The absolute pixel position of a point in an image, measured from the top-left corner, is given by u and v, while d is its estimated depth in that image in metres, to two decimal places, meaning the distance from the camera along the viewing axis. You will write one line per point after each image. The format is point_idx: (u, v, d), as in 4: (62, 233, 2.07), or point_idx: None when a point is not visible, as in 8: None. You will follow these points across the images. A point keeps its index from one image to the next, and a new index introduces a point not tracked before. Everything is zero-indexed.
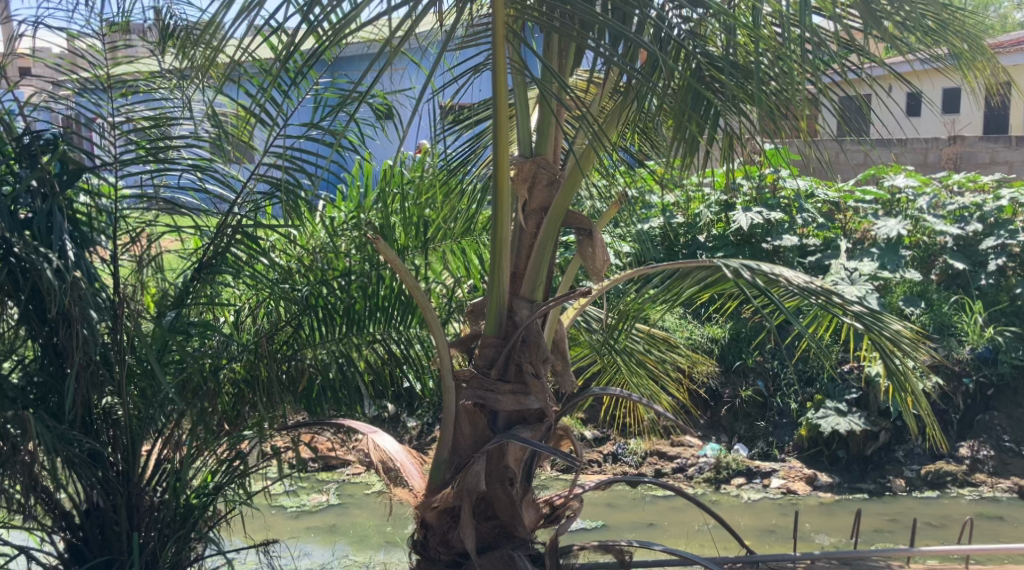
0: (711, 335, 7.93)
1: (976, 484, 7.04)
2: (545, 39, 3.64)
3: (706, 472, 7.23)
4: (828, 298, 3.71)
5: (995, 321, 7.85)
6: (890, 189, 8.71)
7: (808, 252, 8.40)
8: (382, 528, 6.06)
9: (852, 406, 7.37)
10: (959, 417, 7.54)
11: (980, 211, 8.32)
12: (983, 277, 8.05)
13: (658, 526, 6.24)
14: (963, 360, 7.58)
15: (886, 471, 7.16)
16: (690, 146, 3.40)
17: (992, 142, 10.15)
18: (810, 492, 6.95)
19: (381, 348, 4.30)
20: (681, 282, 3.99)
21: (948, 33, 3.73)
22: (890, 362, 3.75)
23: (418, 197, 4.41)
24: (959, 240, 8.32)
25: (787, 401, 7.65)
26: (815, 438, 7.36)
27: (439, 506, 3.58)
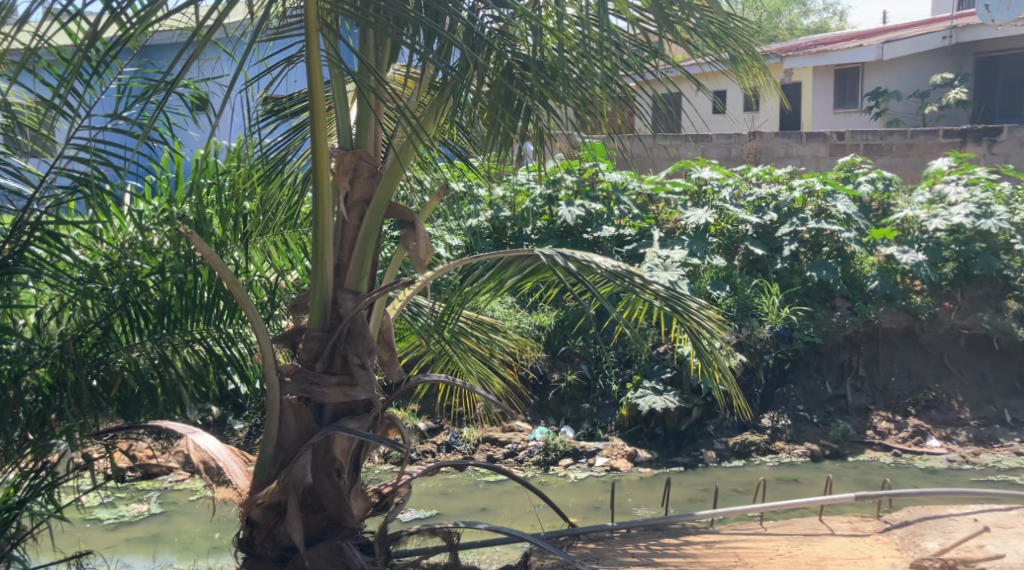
0: (538, 323, 8.28)
1: (775, 451, 7.65)
2: (360, 32, 3.49)
3: (535, 455, 7.45)
4: (633, 282, 3.92)
5: (789, 301, 8.57)
6: (697, 181, 9.25)
7: (625, 242, 8.80)
8: (209, 534, 5.82)
9: (668, 384, 7.83)
10: (761, 391, 8.14)
11: (775, 202, 9.00)
12: (779, 261, 8.78)
13: (490, 511, 6.35)
14: (763, 339, 8.19)
15: (699, 445, 7.65)
16: (504, 141, 3.30)
17: (786, 138, 11.10)
18: (631, 468, 7.31)
19: (201, 348, 4.10)
20: (504, 273, 4.12)
21: (730, 41, 3.91)
22: (700, 343, 4.04)
23: (235, 189, 4.20)
24: (759, 228, 9.00)
25: (608, 383, 8.02)
26: (635, 417, 7.76)
27: (264, 502, 3.49)
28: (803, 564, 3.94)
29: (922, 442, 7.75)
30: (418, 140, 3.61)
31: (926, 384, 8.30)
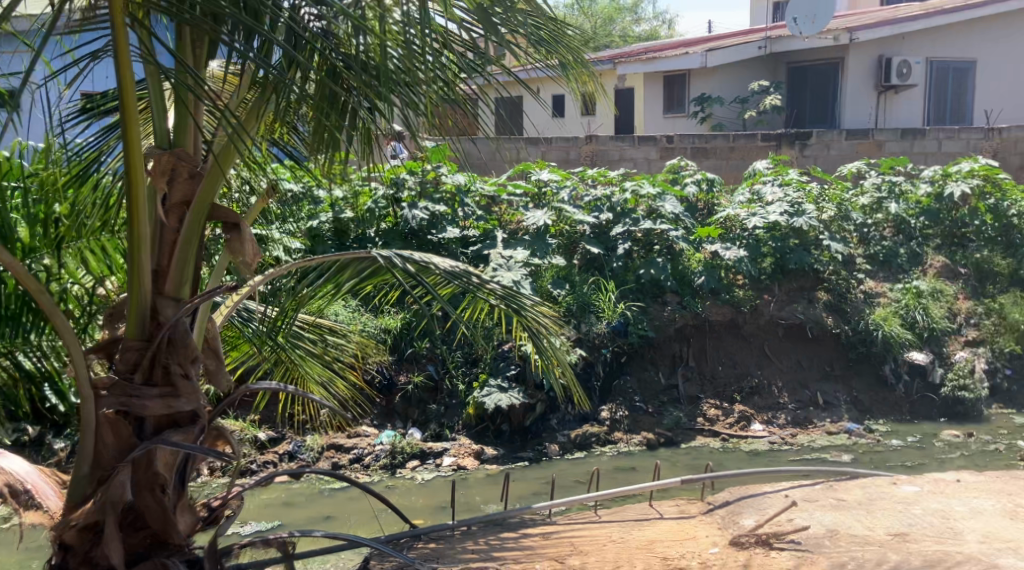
0: (384, 326, 8.25)
1: (614, 441, 7.94)
2: (174, 28, 3.36)
3: (382, 458, 7.40)
4: (471, 282, 3.99)
5: (625, 297, 8.91)
6: (537, 183, 9.47)
7: (469, 243, 8.89)
8: (29, 563, 5.46)
9: (513, 381, 7.95)
10: (600, 384, 8.39)
11: (609, 202, 9.34)
12: (614, 259, 9.10)
13: (335, 518, 6.28)
14: (601, 334, 8.47)
15: (542, 439, 7.84)
16: (331, 143, 3.29)
17: (620, 141, 11.48)
18: (478, 466, 7.40)
19: (9, 364, 3.83)
20: (339, 275, 4.08)
21: (558, 48, 4.01)
22: (541, 342, 4.13)
23: (43, 192, 3.97)
24: (595, 228, 9.32)
25: (455, 383, 8.08)
26: (481, 416, 7.85)
27: (79, 524, 3.35)
28: (634, 547, 4.12)
29: (746, 427, 8.27)
30: (240, 140, 3.54)
31: (749, 371, 8.80)
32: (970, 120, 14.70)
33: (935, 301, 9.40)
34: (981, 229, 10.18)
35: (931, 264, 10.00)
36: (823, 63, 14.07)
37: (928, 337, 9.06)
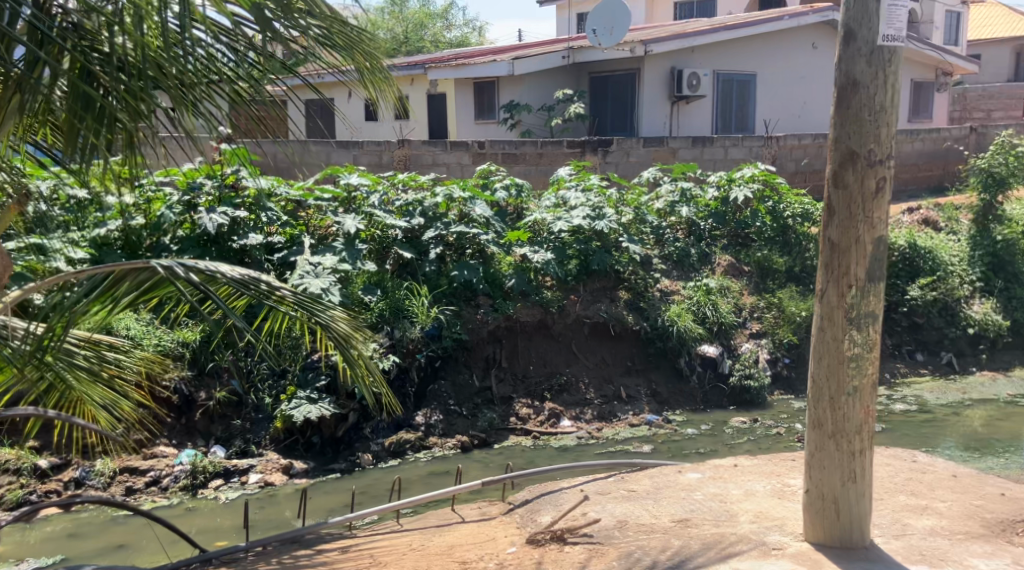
0: (181, 340, 7.87)
1: (429, 446, 7.94)
2: None
3: (182, 479, 7.02)
4: (262, 289, 3.93)
5: (438, 301, 8.91)
6: (346, 187, 9.17)
7: (274, 249, 8.64)
8: None
9: (323, 392, 7.79)
10: (414, 390, 8.34)
11: (421, 206, 9.24)
12: (426, 264, 9.07)
13: (129, 547, 5.93)
14: (415, 339, 8.43)
15: (355, 449, 7.72)
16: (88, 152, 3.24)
17: (432, 147, 11.55)
18: (287, 481, 7.19)
19: None
20: (115, 287, 3.82)
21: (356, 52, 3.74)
22: (346, 351, 4.14)
23: None
24: (407, 232, 9.21)
25: (260, 397, 7.82)
26: (290, 429, 7.63)
27: None
28: (433, 554, 4.15)
29: (556, 424, 8.50)
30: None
31: (557, 369, 9.04)
32: (752, 128, 15.83)
33: (723, 296, 10.07)
34: (762, 229, 10.97)
35: (718, 263, 10.68)
36: (621, 73, 14.73)
37: (717, 331, 9.68)
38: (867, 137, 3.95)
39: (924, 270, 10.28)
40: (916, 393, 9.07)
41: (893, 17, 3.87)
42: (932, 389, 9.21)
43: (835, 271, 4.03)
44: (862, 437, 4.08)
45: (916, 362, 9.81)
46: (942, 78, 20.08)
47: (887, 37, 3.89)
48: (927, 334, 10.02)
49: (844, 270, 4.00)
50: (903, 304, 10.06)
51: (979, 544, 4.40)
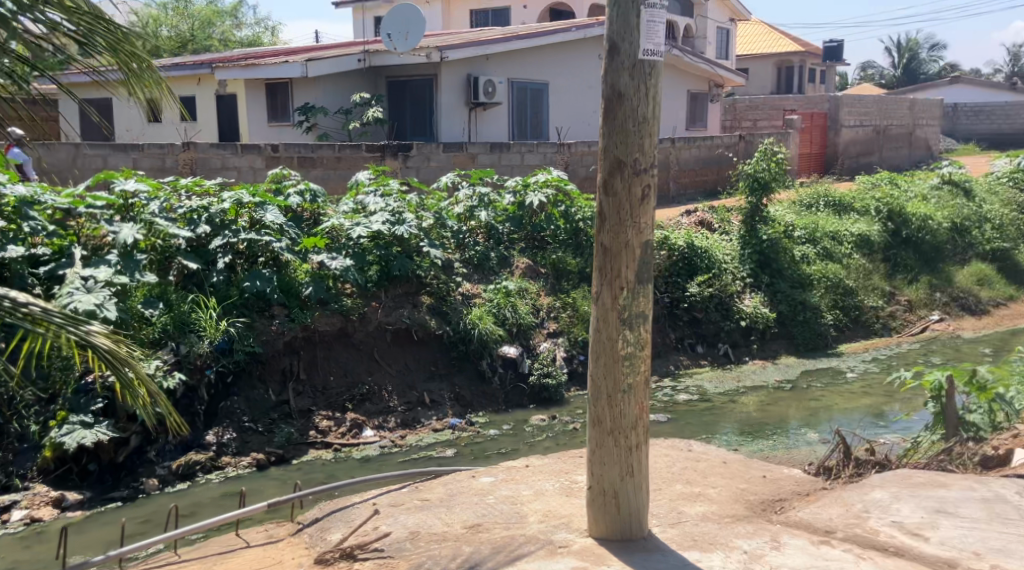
0: None
1: (222, 466, 7.58)
2: None
3: None
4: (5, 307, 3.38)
5: (229, 313, 8.50)
6: (121, 194, 8.51)
7: (40, 262, 7.95)
8: None
9: (99, 415, 7.18)
10: (205, 408, 7.94)
11: (207, 213, 8.79)
12: (215, 274, 8.63)
13: None
14: (204, 354, 8.02)
15: (139, 475, 7.25)
16: None
17: (221, 150, 11.27)
18: (57, 515, 6.66)
19: None
20: None
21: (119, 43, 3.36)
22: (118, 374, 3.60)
23: None
24: (191, 241, 8.75)
25: (25, 424, 7.14)
26: (61, 458, 7.04)
27: None
28: None
29: (358, 434, 8.36)
30: None
31: (360, 379, 8.88)
32: (546, 135, 16.32)
33: (521, 298, 10.27)
34: (556, 233, 11.27)
35: (517, 266, 10.85)
36: (419, 78, 14.74)
37: (516, 332, 9.88)
38: (632, 147, 4.15)
39: (701, 268, 10.98)
40: (697, 383, 9.68)
41: (651, 33, 4.09)
42: (711, 378, 9.88)
43: (608, 274, 4.21)
44: (638, 432, 4.29)
45: (697, 354, 10.45)
46: (715, 90, 21.82)
47: (647, 51, 4.10)
48: (705, 328, 10.69)
49: (616, 273, 4.19)
50: (684, 301, 10.69)
51: (744, 525, 4.76)
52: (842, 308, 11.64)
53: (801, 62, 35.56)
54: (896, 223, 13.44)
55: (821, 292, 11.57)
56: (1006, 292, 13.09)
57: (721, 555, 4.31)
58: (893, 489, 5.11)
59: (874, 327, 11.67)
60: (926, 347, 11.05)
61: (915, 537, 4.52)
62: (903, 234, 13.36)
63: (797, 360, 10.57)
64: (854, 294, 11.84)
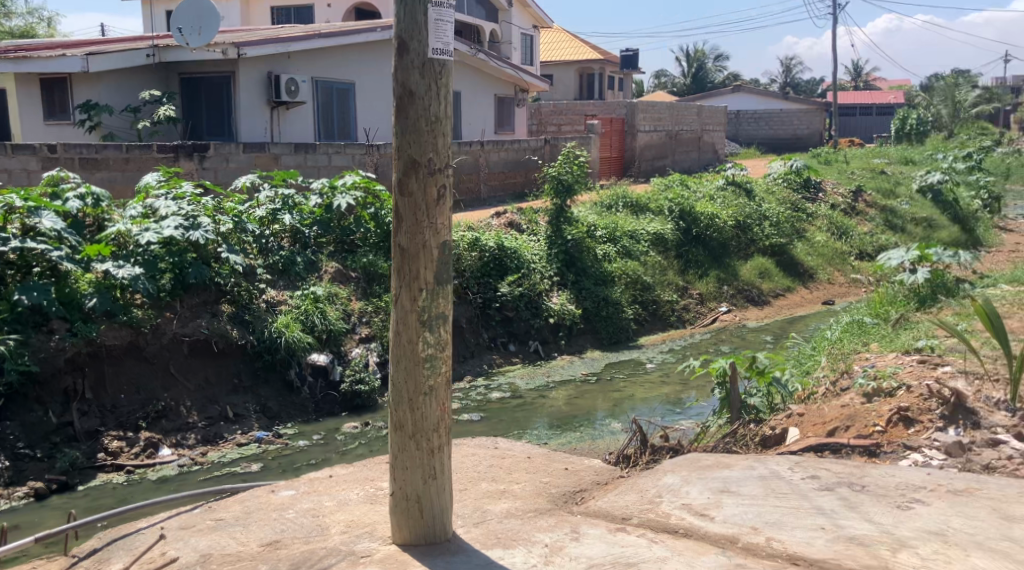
0: None
1: None
2: None
3: None
4: None
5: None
6: None
7: None
8: None
9: None
10: None
11: None
12: None
13: None
14: None
15: None
16: None
17: None
18: None
19: None
20: None
21: None
22: None
23: None
24: None
25: None
26: None
27: None
28: None
29: (153, 454, 7.84)
30: None
31: (155, 395, 8.35)
32: (353, 136, 16.06)
33: (331, 304, 9.94)
34: (367, 235, 11.00)
35: (325, 270, 10.49)
36: (215, 76, 14.08)
37: (327, 339, 9.56)
38: (425, 146, 4.13)
39: (511, 268, 11.16)
40: (509, 381, 9.83)
41: (439, 32, 4.09)
42: (521, 375, 10.07)
43: (406, 276, 4.17)
44: (440, 434, 4.27)
45: (509, 352, 10.61)
46: (518, 95, 22.39)
47: (435, 50, 4.09)
48: (516, 326, 10.87)
49: (415, 274, 4.16)
50: (495, 300, 10.82)
51: (545, 518, 4.88)
52: (642, 303, 12.20)
53: (602, 69, 37.04)
54: (687, 222, 14.23)
55: (621, 288, 12.07)
56: (784, 283, 14.19)
57: (523, 551, 4.39)
58: (683, 473, 5.39)
59: (670, 319, 12.30)
60: (716, 336, 11.78)
61: (702, 517, 4.78)
62: (694, 232, 14.17)
63: (602, 354, 10.96)
64: (652, 289, 12.45)
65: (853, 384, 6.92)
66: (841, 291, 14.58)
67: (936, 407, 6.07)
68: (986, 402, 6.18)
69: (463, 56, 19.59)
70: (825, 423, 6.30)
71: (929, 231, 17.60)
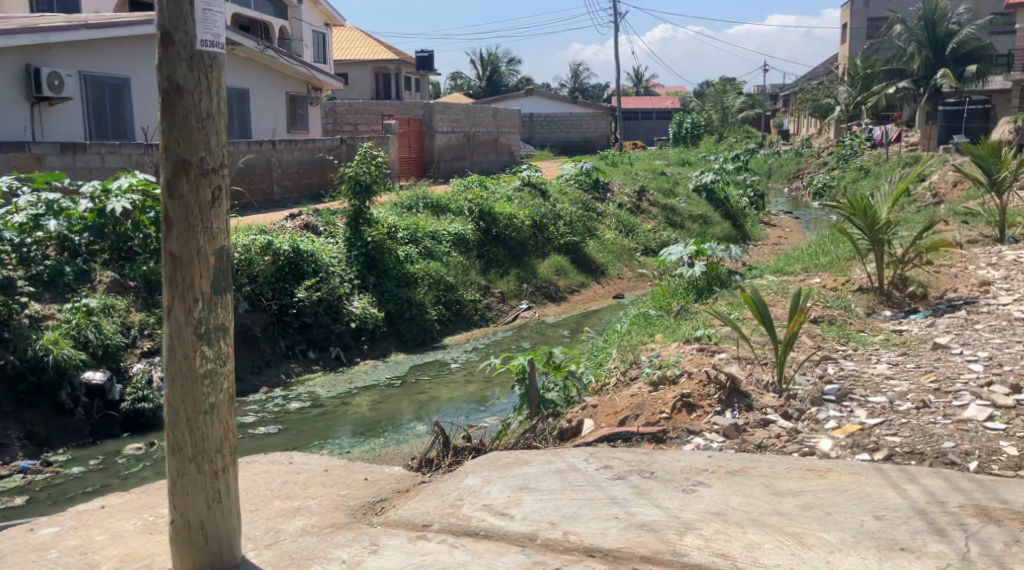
0: None
1: None
2: None
3: None
4: None
5: None
6: None
7: None
8: None
9: None
10: None
11: None
12: None
13: None
14: None
15: None
16: None
17: None
18: None
19: None
20: None
21: None
22: None
23: None
24: None
25: None
26: None
27: None
28: None
29: None
30: None
31: None
32: (131, 136, 15.16)
33: (107, 317, 9.19)
34: (147, 240, 10.21)
35: (99, 280, 9.68)
36: None
37: (102, 355, 8.81)
38: (196, 145, 3.87)
39: (308, 272, 10.80)
40: (310, 390, 9.53)
41: (208, 23, 3.85)
42: (323, 383, 9.80)
43: (179, 286, 3.89)
44: (223, 454, 4.04)
45: (309, 360, 10.30)
46: (312, 93, 21.85)
47: (205, 42, 3.84)
48: (316, 332, 10.57)
49: (189, 284, 3.89)
50: (293, 307, 10.44)
51: (343, 533, 4.76)
52: (445, 303, 12.20)
53: (397, 69, 36.90)
54: (486, 222, 14.36)
55: (424, 289, 12.01)
56: (579, 279, 14.68)
57: None
58: (483, 473, 5.41)
59: (473, 318, 12.39)
60: (518, 334, 12.00)
61: (501, 516, 4.81)
62: (493, 232, 14.33)
63: (406, 357, 10.88)
64: (455, 289, 12.46)
65: (641, 373, 7.27)
66: (631, 285, 15.29)
67: (714, 391, 6.45)
68: (759, 385, 6.63)
69: (252, 52, 18.87)
70: (617, 412, 6.52)
71: (707, 227, 18.82)
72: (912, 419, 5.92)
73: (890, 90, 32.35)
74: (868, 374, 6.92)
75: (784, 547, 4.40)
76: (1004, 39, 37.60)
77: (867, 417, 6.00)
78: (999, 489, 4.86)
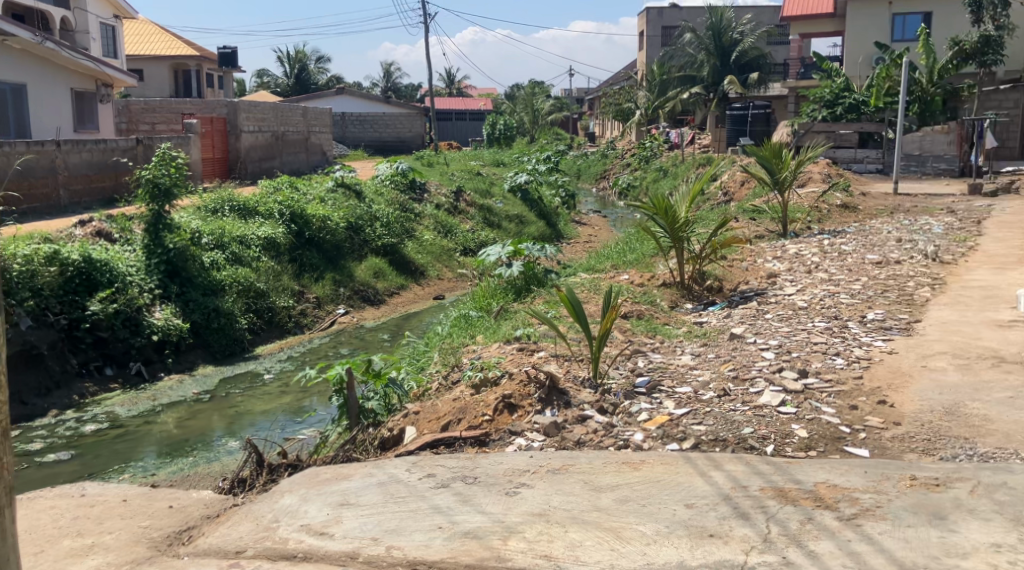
0: None
1: None
2: None
3: None
4: None
5: None
6: None
7: None
8: None
9: None
10: None
11: None
12: None
13: None
14: None
15: None
16: None
17: None
18: None
19: None
20: None
21: None
22: None
23: None
24: None
25: None
26: None
27: None
28: None
29: None
30: None
31: None
32: None
33: None
34: None
35: None
36: None
37: None
38: None
39: (102, 283, 9.97)
40: (107, 411, 8.87)
41: None
42: (122, 402, 9.14)
43: None
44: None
45: (105, 378, 9.64)
46: (101, 89, 20.33)
47: None
48: (112, 348, 9.90)
49: None
50: (85, 320, 9.67)
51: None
52: (256, 311, 11.72)
53: (198, 66, 35.25)
54: (298, 225, 13.87)
55: (234, 297, 11.47)
56: (397, 281, 14.52)
57: None
58: (300, 491, 5.21)
59: (288, 326, 11.99)
60: (335, 340, 11.71)
61: (320, 536, 4.66)
62: (306, 235, 13.86)
63: (216, 369, 10.37)
64: (267, 295, 11.99)
65: (462, 376, 7.27)
66: (449, 286, 15.31)
67: (533, 390, 6.52)
68: (575, 381, 6.78)
69: (28, 44, 17.49)
70: (439, 418, 6.48)
71: (521, 226, 19.16)
72: (715, 407, 6.24)
73: (686, 95, 34.30)
74: (674, 365, 7.24)
75: (602, 543, 4.51)
76: (782, 49, 40.76)
77: (675, 408, 6.26)
78: (794, 470, 5.21)
